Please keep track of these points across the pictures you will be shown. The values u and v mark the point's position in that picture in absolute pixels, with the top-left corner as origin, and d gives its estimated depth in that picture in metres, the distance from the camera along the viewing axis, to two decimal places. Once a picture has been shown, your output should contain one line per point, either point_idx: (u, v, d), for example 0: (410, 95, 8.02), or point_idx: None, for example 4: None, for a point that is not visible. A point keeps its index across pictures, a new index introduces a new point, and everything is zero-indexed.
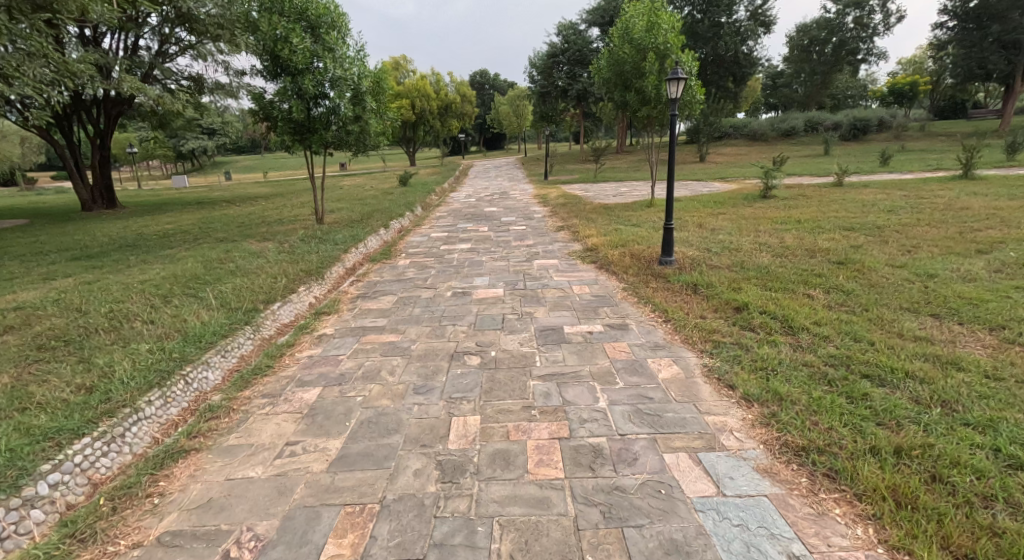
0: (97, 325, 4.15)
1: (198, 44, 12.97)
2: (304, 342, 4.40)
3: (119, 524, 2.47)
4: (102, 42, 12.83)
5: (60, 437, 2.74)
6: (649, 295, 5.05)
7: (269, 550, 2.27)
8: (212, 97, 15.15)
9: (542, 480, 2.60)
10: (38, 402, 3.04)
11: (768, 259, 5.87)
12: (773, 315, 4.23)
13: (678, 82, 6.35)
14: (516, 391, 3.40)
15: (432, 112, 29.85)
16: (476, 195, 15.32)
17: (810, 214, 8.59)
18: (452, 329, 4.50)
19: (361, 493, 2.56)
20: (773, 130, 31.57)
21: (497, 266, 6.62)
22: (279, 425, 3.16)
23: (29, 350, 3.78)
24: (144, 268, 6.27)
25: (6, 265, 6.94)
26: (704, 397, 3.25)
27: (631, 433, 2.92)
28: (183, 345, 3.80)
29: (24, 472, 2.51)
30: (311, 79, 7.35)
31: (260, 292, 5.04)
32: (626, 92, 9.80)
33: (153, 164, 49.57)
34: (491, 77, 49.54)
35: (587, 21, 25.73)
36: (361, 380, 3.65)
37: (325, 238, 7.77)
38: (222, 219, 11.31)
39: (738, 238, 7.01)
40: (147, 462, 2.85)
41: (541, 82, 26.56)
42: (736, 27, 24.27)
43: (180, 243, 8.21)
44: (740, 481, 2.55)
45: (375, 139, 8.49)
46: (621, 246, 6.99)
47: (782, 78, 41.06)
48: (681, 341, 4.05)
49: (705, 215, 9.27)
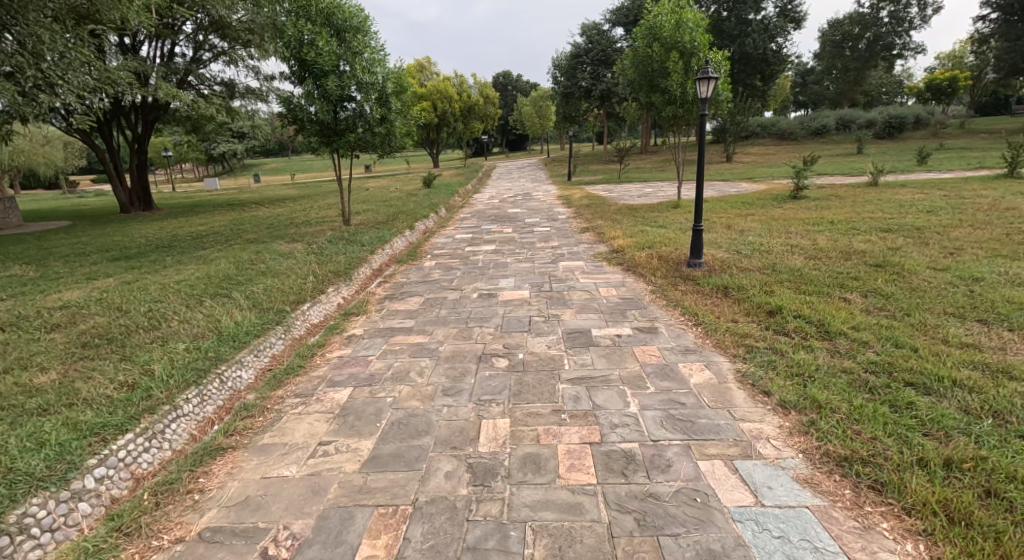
0: (137, 325, 4.27)
1: (230, 50, 13.28)
2: (334, 342, 4.47)
3: (162, 519, 2.53)
4: (140, 50, 13.27)
5: (104, 432, 2.83)
6: (678, 298, 4.98)
7: (306, 549, 2.31)
8: (243, 101, 15.52)
9: (573, 485, 2.58)
10: (85, 398, 3.14)
11: (802, 261, 5.73)
12: (808, 319, 4.12)
13: (708, 81, 6.20)
14: (545, 395, 3.39)
15: (455, 115, 30.07)
16: (499, 197, 15.34)
17: (844, 215, 8.35)
18: (479, 331, 4.49)
19: (394, 494, 2.58)
20: (804, 129, 30.81)
21: (523, 267, 6.62)
22: (311, 425, 3.21)
23: (74, 347, 3.92)
24: (179, 269, 6.42)
25: (51, 266, 7.23)
26: (739, 404, 3.18)
27: (664, 439, 2.88)
28: (218, 345, 3.88)
29: (72, 465, 2.59)
30: (337, 81, 7.47)
31: (290, 292, 5.13)
32: (652, 92, 9.68)
33: (186, 167, 51.16)
34: (513, 77, 49.56)
35: (610, 21, 25.54)
36: (390, 381, 3.69)
37: (352, 240, 7.79)
38: (251, 221, 11.58)
39: (768, 240, 6.83)
40: (186, 459, 2.92)
41: (565, 83, 26.49)
42: (764, 24, 23.86)
43: (213, 245, 8.40)
44: (779, 491, 2.49)
45: (401, 142, 8.56)
46: (648, 248, 6.92)
47: (812, 75, 40.08)
48: (712, 346, 3.98)
49: (734, 216, 9.11)
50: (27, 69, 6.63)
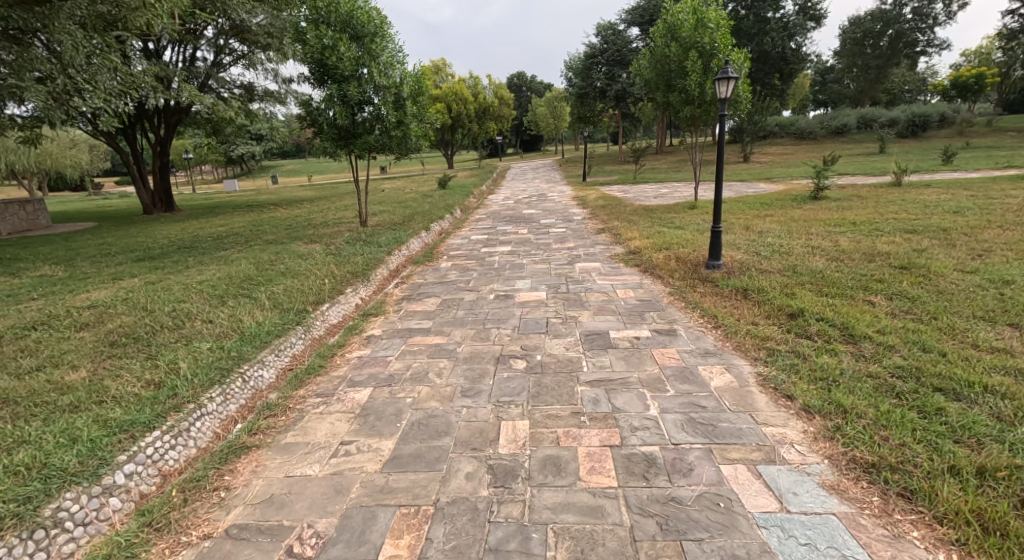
0: (162, 324, 4.36)
1: (250, 54, 13.49)
2: (353, 342, 4.52)
3: (190, 516, 2.58)
4: (163, 54, 13.55)
5: (133, 429, 2.89)
6: (697, 301, 4.93)
7: (329, 548, 2.33)
8: (262, 104, 15.75)
9: (594, 488, 2.57)
10: (113, 396, 3.22)
11: (824, 263, 5.64)
12: (831, 322, 4.06)
13: (728, 81, 6.12)
14: (563, 397, 3.38)
15: (470, 116, 30.29)
16: (514, 198, 15.35)
17: (867, 216, 8.21)
18: (497, 332, 4.50)
19: (415, 494, 2.60)
20: (824, 128, 30.34)
21: (539, 269, 6.61)
22: (333, 425, 3.25)
23: (102, 346, 4.01)
24: (200, 269, 6.55)
25: (79, 266, 7.42)
26: (761, 408, 3.14)
27: (685, 442, 2.85)
28: (240, 345, 3.94)
29: (103, 461, 2.65)
30: (356, 85, 7.56)
31: (309, 293, 5.19)
32: (670, 92, 9.63)
33: (206, 169, 52.05)
34: (527, 79, 49.54)
35: (626, 21, 25.43)
36: (409, 381, 3.71)
37: (370, 241, 7.87)
38: (270, 222, 11.75)
39: (788, 242, 6.74)
40: (212, 457, 2.98)
41: (580, 83, 26.44)
42: (784, 22, 23.58)
43: (232, 246, 8.54)
44: (805, 497, 2.46)
45: (416, 145, 8.62)
46: (665, 249, 6.87)
47: (832, 73, 39.49)
48: (733, 348, 3.94)
49: (753, 217, 8.99)
50: (57, 74, 6.81)
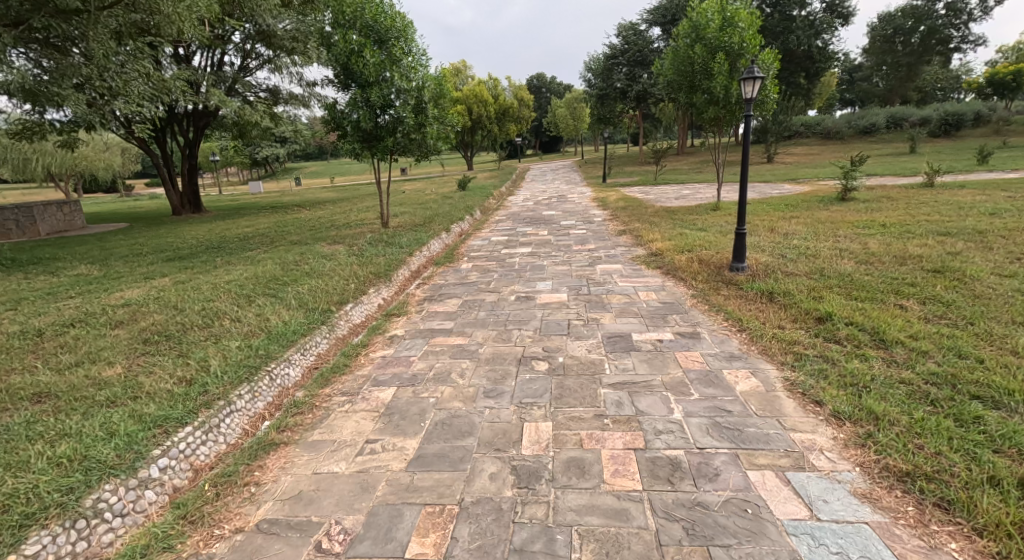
0: (193, 322, 4.48)
1: (275, 58, 13.74)
2: (376, 342, 4.57)
3: (222, 509, 2.64)
4: (193, 59, 13.88)
5: (166, 425, 2.97)
6: (721, 304, 4.87)
7: (357, 545, 2.36)
8: (286, 107, 16.03)
9: (618, 491, 2.56)
10: (148, 392, 3.31)
11: (852, 266, 5.52)
12: (861, 327, 3.97)
13: (754, 81, 6.03)
14: (586, 399, 3.37)
15: (489, 118, 30.40)
16: (533, 199, 15.37)
17: (897, 218, 8.04)
18: (518, 334, 4.51)
19: (440, 493, 2.62)
20: (852, 128, 29.72)
21: (560, 270, 6.60)
22: (358, 423, 3.29)
23: (136, 343, 4.13)
24: (228, 269, 6.70)
25: (113, 265, 7.65)
26: (789, 413, 3.08)
27: (711, 447, 2.82)
28: (268, 343, 4.02)
29: (140, 455, 2.73)
30: (379, 89, 7.66)
31: (333, 293, 5.27)
32: (693, 93, 9.52)
33: (230, 171, 53.20)
34: (547, 80, 49.44)
35: (647, 21, 25.25)
36: (432, 381, 3.74)
37: (391, 242, 7.96)
38: (294, 223, 11.95)
39: (815, 244, 6.61)
40: (242, 452, 3.04)
41: (601, 84, 26.33)
42: (810, 19, 23.16)
43: (258, 246, 8.71)
44: (836, 505, 2.41)
45: (437, 147, 8.67)
46: (688, 251, 6.80)
47: (860, 72, 38.72)
48: (759, 352, 3.88)
49: (777, 218, 8.85)
50: (94, 79, 7.01)
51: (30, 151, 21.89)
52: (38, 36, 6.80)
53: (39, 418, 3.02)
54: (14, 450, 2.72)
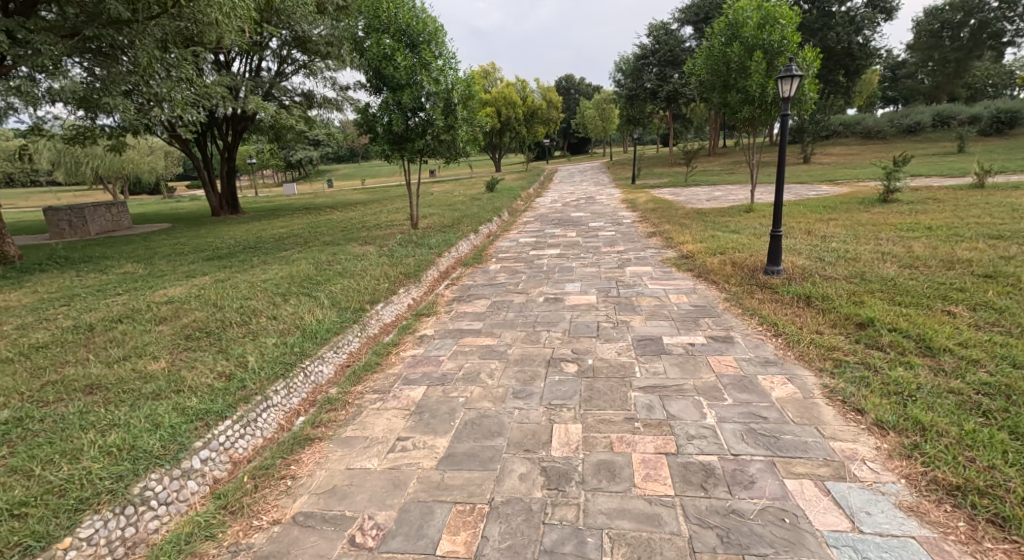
0: (231, 320, 4.62)
1: (310, 63, 14.05)
2: (407, 341, 4.62)
3: (260, 501, 2.72)
4: (232, 65, 14.30)
5: (207, 417, 3.06)
6: (756, 307, 4.77)
7: (389, 540, 2.40)
8: (320, 110, 16.37)
9: (650, 495, 2.54)
10: (190, 385, 3.42)
11: (895, 270, 5.33)
12: (905, 333, 3.83)
13: (792, 79, 5.88)
14: (617, 402, 3.35)
15: (518, 119, 30.44)
16: (561, 200, 15.34)
17: (943, 220, 7.73)
18: (547, 335, 4.51)
19: (470, 492, 2.64)
20: (894, 127, 28.74)
21: (588, 272, 6.58)
22: (390, 420, 3.34)
23: (179, 339, 4.28)
24: (265, 269, 6.88)
25: (157, 264, 7.94)
26: (828, 421, 3.00)
27: (746, 454, 2.77)
28: (303, 340, 4.12)
29: (183, 446, 2.82)
30: (410, 93, 7.76)
31: (364, 292, 5.35)
32: (728, 92, 9.35)
33: (265, 174, 54.70)
34: (576, 81, 49.20)
35: (679, 20, 24.92)
36: (462, 381, 3.77)
37: (421, 243, 8.07)
38: (327, 224, 12.20)
39: (854, 247, 6.42)
40: (279, 446, 3.13)
41: (630, 85, 26.09)
42: (850, 15, 22.51)
43: (292, 247, 8.93)
44: (880, 518, 2.34)
45: (466, 149, 8.73)
46: (720, 254, 6.68)
47: (904, 68, 37.47)
48: (795, 358, 3.79)
49: (815, 220, 8.62)
50: (142, 86, 7.30)
51: (80, 154, 22.93)
52: (92, 45, 7.13)
53: (91, 408, 3.17)
54: (69, 438, 2.86)
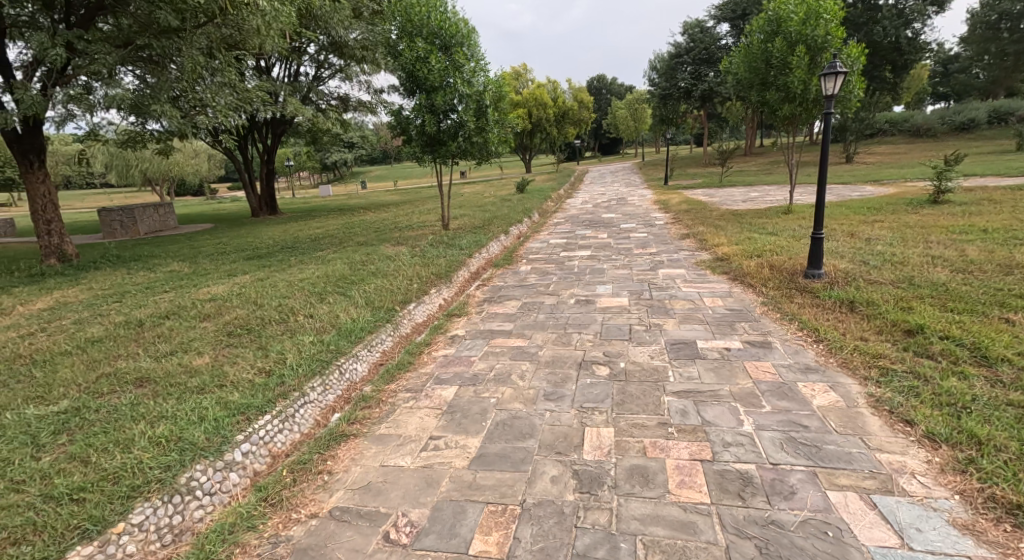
0: (270, 318, 4.74)
1: (346, 67, 14.34)
2: (438, 342, 4.66)
3: (299, 495, 2.79)
4: (272, 70, 14.71)
5: (248, 412, 3.16)
6: (795, 312, 4.64)
7: (422, 538, 2.43)
8: (355, 113, 16.67)
9: (685, 503, 2.50)
10: (232, 380, 3.54)
11: (947, 275, 5.11)
12: (958, 341, 3.67)
13: (835, 76, 5.69)
14: (649, 406, 3.31)
15: (549, 120, 30.38)
16: (593, 201, 15.22)
17: (999, 222, 7.37)
18: (578, 337, 4.49)
19: (502, 493, 2.65)
20: (945, 124, 27.54)
21: (620, 274, 6.52)
22: (422, 419, 3.38)
23: (221, 335, 4.42)
24: (302, 268, 7.05)
25: (200, 262, 8.22)
26: (874, 432, 2.90)
27: (786, 463, 2.69)
28: (338, 338, 4.20)
29: (225, 439, 2.92)
30: (443, 95, 7.83)
31: (397, 292, 5.42)
32: (766, 90, 9.13)
33: (302, 176, 56.03)
34: (608, 81, 48.86)
35: (715, 17, 24.46)
36: (493, 382, 3.78)
37: (452, 244, 8.14)
38: (360, 225, 12.43)
39: (902, 250, 6.17)
40: (315, 442, 3.20)
41: (663, 84, 25.73)
42: (898, 9, 21.75)
43: (327, 247, 9.13)
44: (931, 535, 2.25)
45: (498, 150, 8.76)
46: (757, 257, 6.52)
47: (956, 63, 35.87)
48: (838, 365, 3.67)
49: (858, 222, 8.33)
50: (189, 92, 7.59)
51: (130, 157, 23.99)
52: (143, 53, 7.44)
53: (141, 400, 3.31)
54: (121, 428, 2.99)
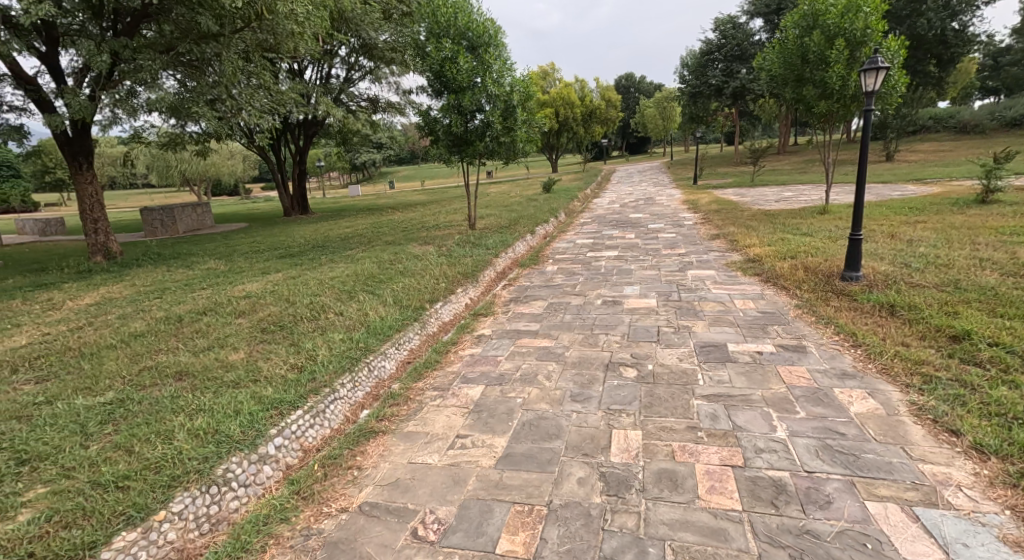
0: (301, 314, 4.84)
1: (375, 69, 14.53)
2: (465, 341, 4.69)
3: (329, 489, 2.84)
4: (304, 73, 14.99)
5: (281, 407, 3.23)
6: (831, 316, 4.52)
7: (450, 535, 2.45)
8: (384, 114, 16.87)
9: (715, 509, 2.45)
10: (266, 375, 3.63)
11: (995, 278, 4.90)
12: (1007, 348, 3.52)
13: (876, 71, 5.52)
14: (678, 410, 3.26)
15: (577, 119, 30.21)
16: (621, 201, 15.06)
17: None
18: (605, 338, 4.45)
19: (529, 493, 2.65)
20: (993, 120, 26.39)
21: (648, 275, 6.44)
22: (449, 417, 3.40)
23: (256, 331, 4.54)
24: (332, 266, 7.18)
25: (234, 260, 8.45)
26: (917, 442, 2.80)
27: (821, 472, 2.62)
28: (367, 336, 4.26)
29: (260, 433, 2.99)
30: (471, 95, 7.87)
31: (425, 291, 5.47)
32: (803, 86, 8.90)
33: (332, 176, 56.99)
34: (636, 80, 48.39)
35: (749, 13, 23.96)
36: (519, 382, 3.78)
37: (478, 243, 8.18)
38: (388, 225, 12.58)
39: (946, 252, 5.94)
40: (345, 438, 3.25)
41: (694, 82, 25.32)
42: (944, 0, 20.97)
43: (356, 246, 9.27)
44: (978, 550, 2.16)
45: (525, 149, 8.76)
46: (791, 258, 6.36)
47: (1007, 56, 34.32)
48: (877, 371, 3.56)
49: (899, 223, 8.06)
50: (226, 94, 7.81)
51: (169, 158, 24.76)
52: (183, 57, 7.69)
53: (180, 393, 3.42)
54: (162, 419, 3.09)
